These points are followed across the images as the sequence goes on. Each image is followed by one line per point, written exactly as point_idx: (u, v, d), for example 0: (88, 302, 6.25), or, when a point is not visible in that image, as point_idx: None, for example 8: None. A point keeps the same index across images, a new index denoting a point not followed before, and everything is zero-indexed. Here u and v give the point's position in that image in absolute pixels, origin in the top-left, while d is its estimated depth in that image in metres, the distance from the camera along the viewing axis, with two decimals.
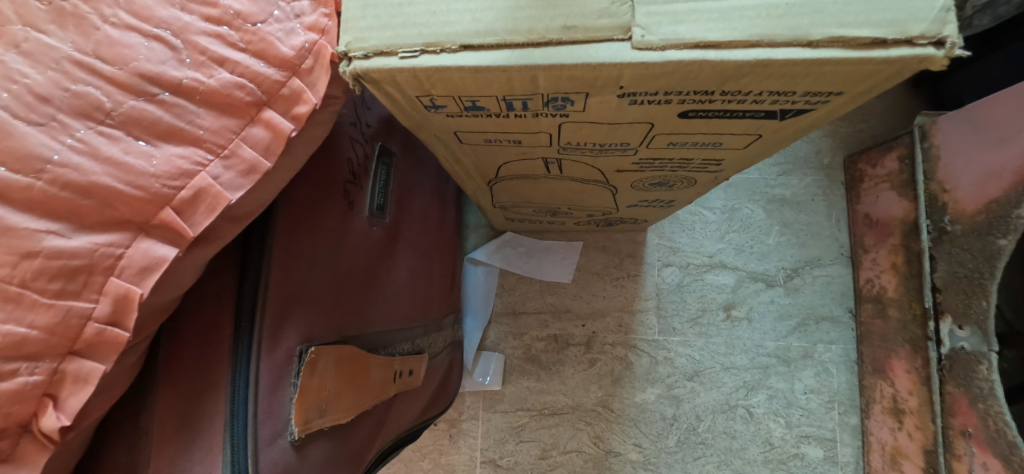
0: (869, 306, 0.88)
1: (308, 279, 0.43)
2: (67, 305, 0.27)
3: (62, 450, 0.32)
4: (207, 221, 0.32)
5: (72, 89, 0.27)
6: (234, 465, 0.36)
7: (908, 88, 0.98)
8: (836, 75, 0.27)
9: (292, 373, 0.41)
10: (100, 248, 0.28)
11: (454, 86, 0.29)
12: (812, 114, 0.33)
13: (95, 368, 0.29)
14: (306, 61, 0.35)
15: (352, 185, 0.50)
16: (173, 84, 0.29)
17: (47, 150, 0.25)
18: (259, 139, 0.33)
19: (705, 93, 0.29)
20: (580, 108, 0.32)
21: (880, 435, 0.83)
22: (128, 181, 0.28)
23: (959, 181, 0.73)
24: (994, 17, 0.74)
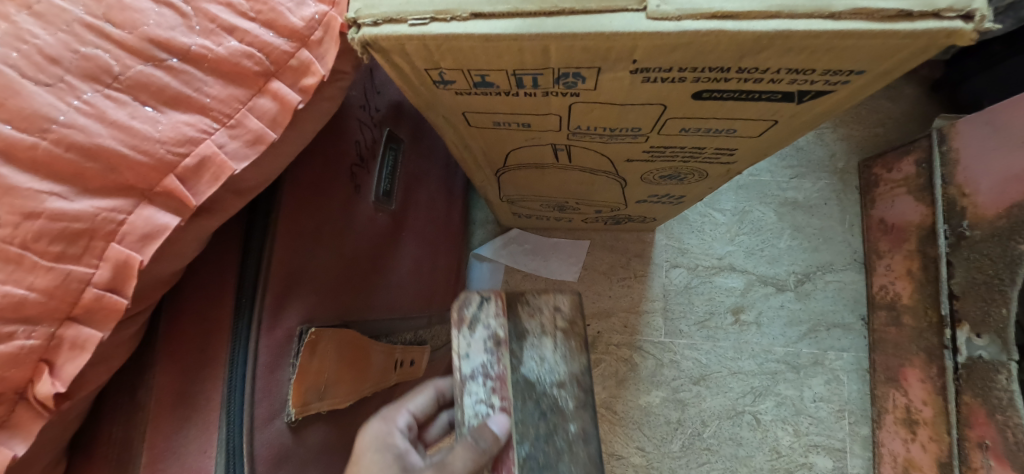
0: (882, 314, 0.86)
1: (311, 260, 0.43)
2: (66, 269, 0.27)
3: (58, 420, 0.32)
4: (211, 190, 0.31)
5: (82, 51, 0.27)
6: (230, 443, 0.35)
7: (925, 93, 0.96)
8: (859, 51, 0.26)
9: (292, 353, 0.40)
10: (101, 213, 0.28)
11: (463, 58, 0.29)
12: (832, 97, 0.32)
13: (92, 335, 0.29)
14: (315, 33, 0.34)
15: (358, 168, 0.50)
16: (181, 50, 0.29)
17: (54, 111, 0.26)
18: (266, 110, 0.33)
19: (721, 70, 0.28)
20: (591, 85, 0.32)
21: (892, 446, 0.81)
22: (133, 146, 0.28)
23: (979, 185, 0.72)
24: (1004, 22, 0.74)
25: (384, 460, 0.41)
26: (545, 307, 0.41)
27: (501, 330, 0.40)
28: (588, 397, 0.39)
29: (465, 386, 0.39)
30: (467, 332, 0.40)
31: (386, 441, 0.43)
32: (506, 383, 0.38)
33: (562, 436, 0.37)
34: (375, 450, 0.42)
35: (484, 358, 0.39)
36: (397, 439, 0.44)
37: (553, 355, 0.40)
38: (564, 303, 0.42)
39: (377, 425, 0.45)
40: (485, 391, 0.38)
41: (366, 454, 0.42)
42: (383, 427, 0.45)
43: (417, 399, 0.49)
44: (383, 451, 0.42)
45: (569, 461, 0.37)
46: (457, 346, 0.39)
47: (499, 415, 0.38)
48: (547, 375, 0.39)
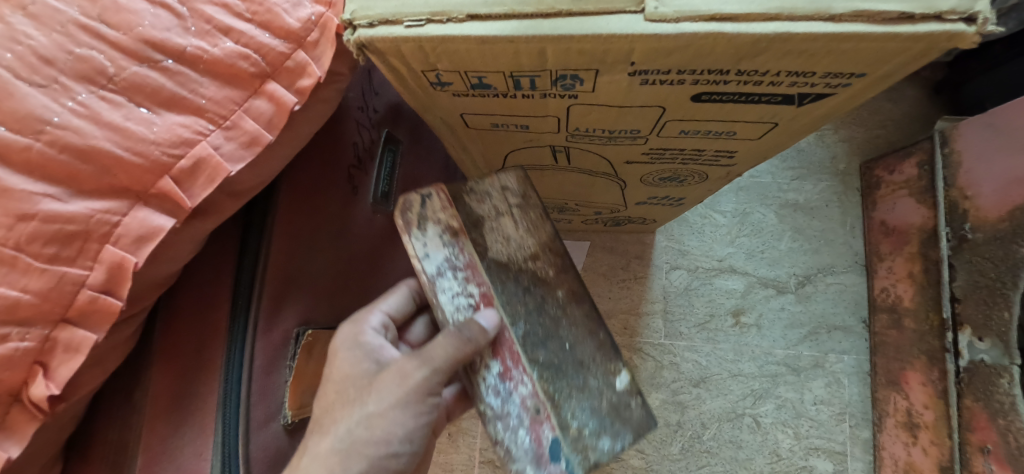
0: (884, 316, 0.85)
1: (308, 261, 0.43)
2: (61, 271, 0.27)
3: (52, 423, 0.32)
4: (206, 193, 0.31)
5: (76, 52, 0.27)
6: (225, 447, 0.35)
7: (927, 95, 0.96)
8: (860, 53, 0.25)
9: (288, 356, 0.40)
10: (96, 215, 0.27)
11: (460, 59, 0.28)
12: (833, 99, 0.32)
13: (86, 337, 0.29)
14: (311, 34, 0.33)
15: (357, 169, 0.49)
16: (177, 51, 0.29)
17: (48, 112, 0.26)
18: (261, 111, 0.33)
19: (721, 72, 0.28)
20: (590, 88, 0.31)
21: (894, 449, 0.80)
22: (127, 147, 0.27)
23: (982, 187, 0.71)
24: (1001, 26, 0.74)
25: (357, 356, 0.40)
26: (489, 193, 0.43)
27: (452, 221, 0.41)
28: (562, 260, 0.44)
29: (434, 285, 0.39)
30: (417, 234, 0.40)
31: (359, 339, 0.41)
32: (477, 267, 0.40)
33: (549, 299, 0.42)
34: (346, 350, 0.41)
35: (445, 253, 0.40)
36: (369, 335, 0.42)
37: (514, 233, 0.43)
38: (510, 180, 0.44)
39: (347, 328, 0.42)
40: (458, 283, 0.40)
41: (337, 354, 0.41)
42: (353, 329, 0.42)
43: (390, 298, 0.46)
44: (357, 348, 0.41)
45: (567, 319, 0.42)
46: (412, 249, 0.40)
47: (481, 299, 0.40)
48: (517, 252, 0.43)
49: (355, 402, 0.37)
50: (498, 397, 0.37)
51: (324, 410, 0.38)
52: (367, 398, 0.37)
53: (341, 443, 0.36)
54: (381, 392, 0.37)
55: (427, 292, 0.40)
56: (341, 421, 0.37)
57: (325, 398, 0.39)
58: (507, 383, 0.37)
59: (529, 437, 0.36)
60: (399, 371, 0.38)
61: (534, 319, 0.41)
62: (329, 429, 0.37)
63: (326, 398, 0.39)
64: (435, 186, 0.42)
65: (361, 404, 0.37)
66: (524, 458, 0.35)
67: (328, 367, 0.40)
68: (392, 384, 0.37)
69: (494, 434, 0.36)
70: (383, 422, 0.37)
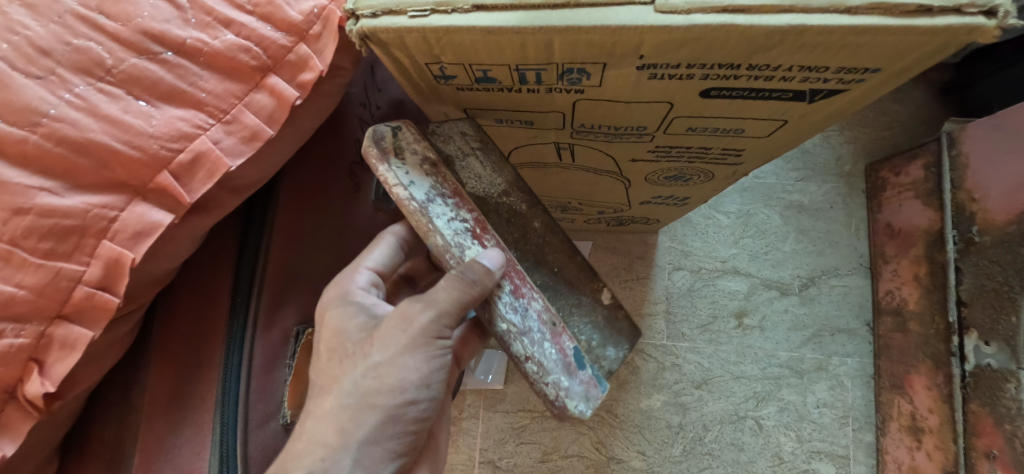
0: (889, 319, 0.85)
1: (308, 258, 0.42)
2: (57, 267, 0.26)
3: (49, 420, 0.31)
4: (206, 188, 0.30)
5: (74, 43, 0.26)
6: (223, 445, 0.34)
7: (933, 97, 0.95)
8: (875, 48, 0.25)
9: (287, 354, 0.40)
10: (93, 209, 0.27)
11: (464, 51, 0.28)
12: (845, 96, 0.31)
13: (83, 334, 0.28)
14: (314, 27, 0.33)
15: (359, 166, 0.48)
16: (176, 43, 0.28)
17: (44, 104, 0.25)
18: (263, 106, 0.32)
19: (732, 66, 0.27)
20: (597, 82, 0.31)
21: (897, 454, 0.79)
22: (126, 141, 0.27)
23: (989, 190, 0.70)
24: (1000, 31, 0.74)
25: (349, 309, 0.37)
26: (450, 134, 0.39)
27: (428, 152, 0.37)
28: (531, 194, 0.41)
29: (426, 212, 0.35)
30: (395, 163, 0.35)
31: (349, 295, 0.38)
32: (463, 194, 0.37)
33: (530, 228, 0.40)
34: (334, 306, 0.37)
35: (428, 181, 0.36)
36: (357, 287, 0.39)
37: (483, 171, 0.40)
38: (467, 125, 0.40)
39: (333, 288, 0.39)
40: (449, 208, 0.35)
41: (327, 310, 0.37)
42: (341, 287, 0.38)
43: (376, 250, 0.41)
44: (348, 303, 0.37)
45: (550, 247, 0.41)
46: (394, 178, 0.35)
47: (476, 224, 0.36)
48: (489, 190, 0.40)
49: (359, 354, 0.34)
50: (517, 312, 0.34)
51: (325, 367, 0.35)
52: (370, 347, 0.34)
53: (348, 398, 0.33)
54: (385, 340, 0.34)
55: (416, 222, 0.35)
56: (345, 375, 0.34)
57: (322, 358, 0.36)
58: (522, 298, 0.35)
59: (554, 348, 0.33)
60: (402, 315, 0.34)
61: (518, 248, 0.39)
62: (335, 385, 0.34)
63: (324, 357, 0.36)
64: (404, 120, 0.37)
65: (365, 354, 0.34)
66: (555, 369, 0.33)
67: (318, 326, 0.37)
68: (396, 331, 0.34)
69: (520, 352, 0.33)
70: (393, 370, 0.33)
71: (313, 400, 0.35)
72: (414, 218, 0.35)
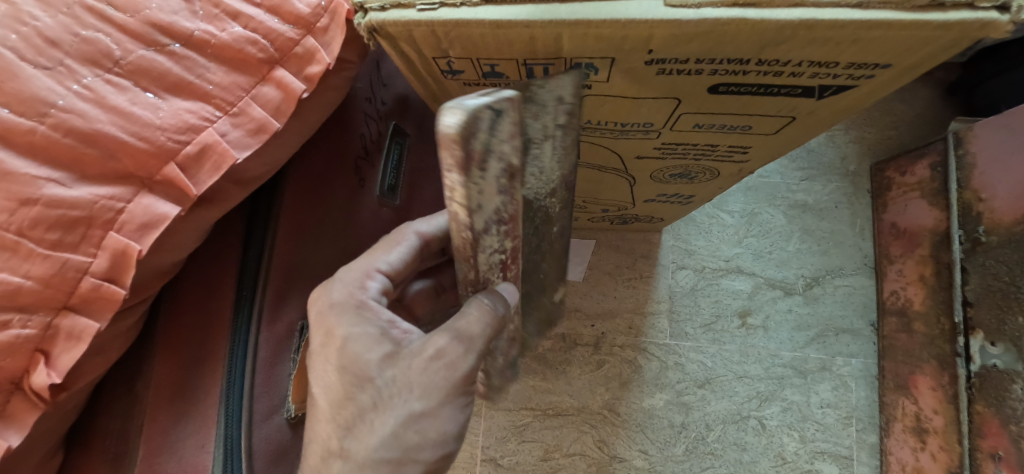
0: (893, 320, 0.84)
1: (313, 253, 0.42)
2: (63, 258, 0.26)
3: (54, 411, 0.31)
4: (212, 180, 0.30)
5: (82, 34, 0.26)
6: (228, 438, 0.35)
7: (939, 96, 0.94)
8: (887, 43, 0.24)
9: (292, 348, 0.40)
10: (100, 200, 0.27)
11: (473, 45, 0.28)
12: (855, 92, 0.31)
13: (89, 325, 0.28)
14: (321, 19, 0.33)
15: (363, 161, 0.48)
16: (184, 35, 0.28)
17: (53, 95, 0.25)
18: (269, 98, 0.32)
19: (741, 62, 0.27)
20: (604, 77, 0.31)
21: (901, 454, 0.79)
22: (133, 132, 0.27)
23: (996, 190, 0.70)
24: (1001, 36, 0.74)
25: (367, 332, 0.35)
26: (546, 104, 0.29)
27: (513, 158, 0.26)
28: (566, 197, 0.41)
29: (477, 245, 0.28)
30: (479, 179, 0.24)
31: (363, 309, 0.36)
32: (517, 219, 0.30)
33: (547, 234, 0.41)
34: (350, 326, 0.35)
35: (498, 202, 0.27)
36: (370, 301, 0.37)
37: (549, 164, 0.33)
38: (571, 89, 0.30)
39: (342, 294, 0.36)
40: (500, 240, 0.30)
41: (339, 330, 0.35)
42: (352, 298, 0.36)
43: (394, 251, 0.39)
44: (366, 323, 0.36)
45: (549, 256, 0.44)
46: (465, 197, 0.24)
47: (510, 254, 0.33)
48: (540, 190, 0.35)
49: (397, 398, 0.34)
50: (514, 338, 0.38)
51: (352, 407, 0.34)
52: (410, 394, 0.34)
53: (388, 448, 0.33)
54: (427, 385, 0.34)
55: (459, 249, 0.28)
56: (381, 422, 0.34)
57: (342, 394, 0.34)
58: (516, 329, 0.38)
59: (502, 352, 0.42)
60: (442, 360, 0.34)
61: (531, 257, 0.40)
62: (369, 434, 0.34)
63: (344, 391, 0.34)
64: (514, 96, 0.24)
65: (402, 400, 0.34)
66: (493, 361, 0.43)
67: (331, 343, 0.35)
68: (436, 374, 0.34)
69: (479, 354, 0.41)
70: (435, 422, 0.34)
71: (341, 445, 0.34)
72: (464, 245, 0.27)
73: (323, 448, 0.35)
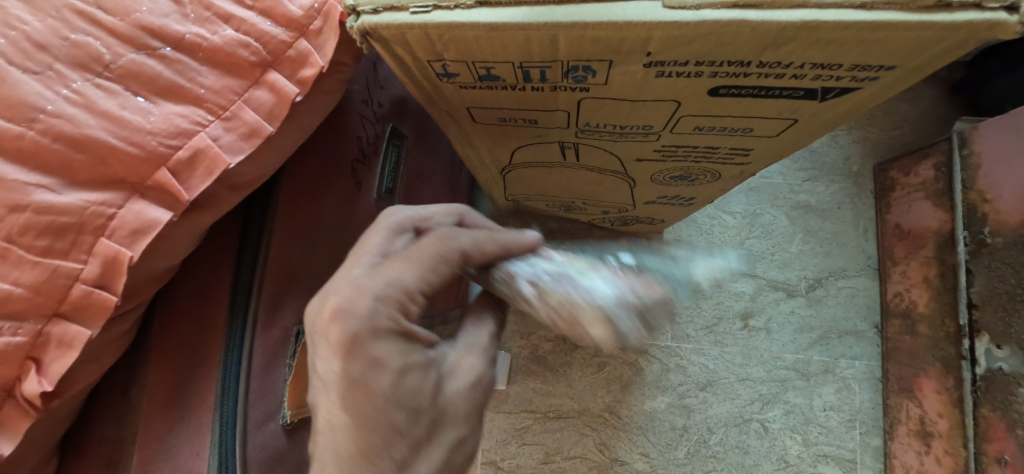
0: (897, 322, 0.83)
1: (308, 257, 0.41)
2: (54, 265, 0.26)
3: (48, 418, 0.31)
4: (205, 185, 0.30)
5: (71, 38, 0.26)
6: (222, 445, 0.34)
7: (944, 96, 0.94)
8: (891, 45, 0.24)
9: (288, 353, 0.39)
10: (91, 206, 0.27)
11: (468, 48, 0.27)
12: (858, 94, 0.30)
13: (80, 332, 0.28)
14: (315, 22, 0.32)
15: (360, 164, 0.47)
16: (175, 38, 0.28)
17: (41, 100, 0.25)
18: (262, 102, 0.31)
19: (741, 64, 0.27)
20: (602, 80, 0.30)
21: (905, 458, 0.78)
22: (124, 137, 0.27)
23: (1002, 191, 0.69)
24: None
25: (416, 361, 0.29)
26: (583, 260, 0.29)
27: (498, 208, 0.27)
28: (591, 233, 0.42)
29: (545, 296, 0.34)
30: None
31: (410, 336, 0.29)
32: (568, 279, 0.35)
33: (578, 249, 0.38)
34: (403, 358, 0.29)
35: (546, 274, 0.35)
36: (411, 323, 0.30)
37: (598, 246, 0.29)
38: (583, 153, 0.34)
39: (389, 322, 0.28)
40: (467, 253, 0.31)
41: (387, 364, 0.28)
42: (399, 324, 0.28)
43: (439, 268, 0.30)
44: (410, 353, 0.29)
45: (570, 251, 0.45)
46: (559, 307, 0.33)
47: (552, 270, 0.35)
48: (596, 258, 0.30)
49: (446, 425, 0.31)
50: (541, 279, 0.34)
51: (399, 442, 0.29)
52: (458, 422, 0.31)
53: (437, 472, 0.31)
54: (466, 409, 0.32)
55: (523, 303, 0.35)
56: (433, 451, 0.30)
57: (391, 429, 0.28)
58: (548, 260, 0.36)
59: None
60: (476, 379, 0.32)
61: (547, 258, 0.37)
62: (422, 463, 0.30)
63: (395, 426, 0.28)
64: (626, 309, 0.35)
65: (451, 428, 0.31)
66: None
67: (377, 383, 0.27)
68: (473, 395, 0.32)
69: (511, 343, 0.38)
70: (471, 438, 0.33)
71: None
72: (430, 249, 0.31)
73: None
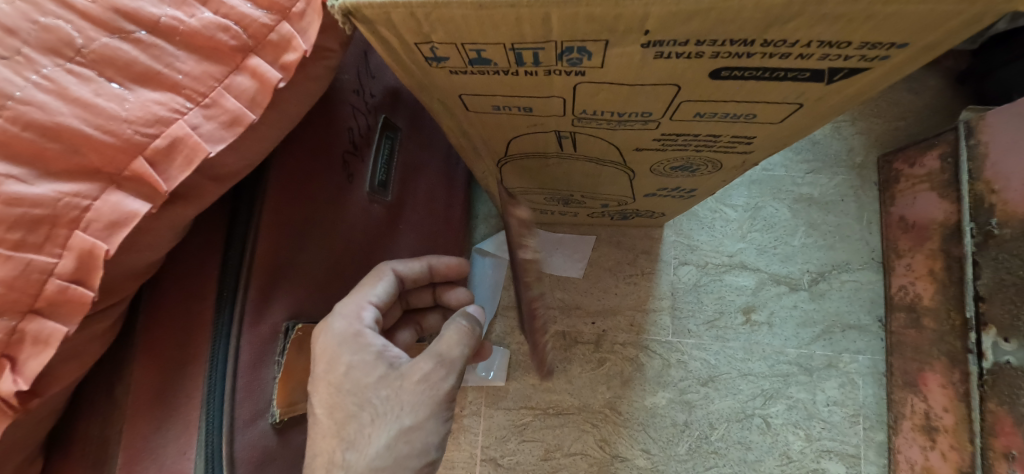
0: (901, 315, 0.82)
1: (300, 251, 0.40)
2: (26, 259, 0.25)
3: (28, 419, 0.30)
4: (184, 176, 0.29)
5: (41, 21, 0.25)
6: (209, 446, 0.33)
7: (948, 86, 0.92)
8: (904, 19, 0.22)
9: (277, 350, 0.38)
10: (64, 198, 0.25)
11: (456, 29, 0.26)
12: (866, 75, 0.29)
13: (56, 330, 0.27)
14: (297, 4, 0.30)
15: (352, 155, 0.46)
16: (150, 22, 0.27)
17: (10, 86, 0.24)
18: (244, 89, 0.30)
19: (743, 43, 0.25)
20: (598, 62, 0.29)
21: (910, 453, 0.77)
22: (98, 125, 0.25)
23: (1010, 181, 0.68)
24: (1013, 22, 0.72)
25: (365, 358, 0.37)
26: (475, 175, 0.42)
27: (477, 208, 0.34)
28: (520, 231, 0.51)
29: None
30: None
31: (358, 337, 0.38)
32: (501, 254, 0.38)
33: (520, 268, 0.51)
34: (352, 353, 0.37)
35: None
36: (365, 330, 0.39)
37: None
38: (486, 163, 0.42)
39: (342, 325, 0.38)
40: None
41: (340, 357, 0.37)
42: (349, 327, 0.38)
43: (379, 286, 0.43)
44: (359, 351, 0.37)
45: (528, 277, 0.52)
46: None
47: None
48: None
49: (388, 415, 0.35)
50: None
51: (351, 425, 0.35)
52: (402, 411, 0.35)
53: (384, 459, 0.34)
54: (415, 404, 0.35)
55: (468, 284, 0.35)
56: (378, 435, 0.35)
57: (342, 412, 0.35)
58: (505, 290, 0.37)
59: None
60: (428, 380, 0.36)
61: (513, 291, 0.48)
62: (367, 446, 0.34)
63: (343, 410, 0.35)
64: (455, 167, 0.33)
65: (394, 417, 0.35)
66: None
67: (328, 370, 0.37)
68: (422, 394, 0.36)
69: None
70: (422, 434, 0.35)
71: (343, 457, 0.34)
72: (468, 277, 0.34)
73: (323, 462, 0.35)
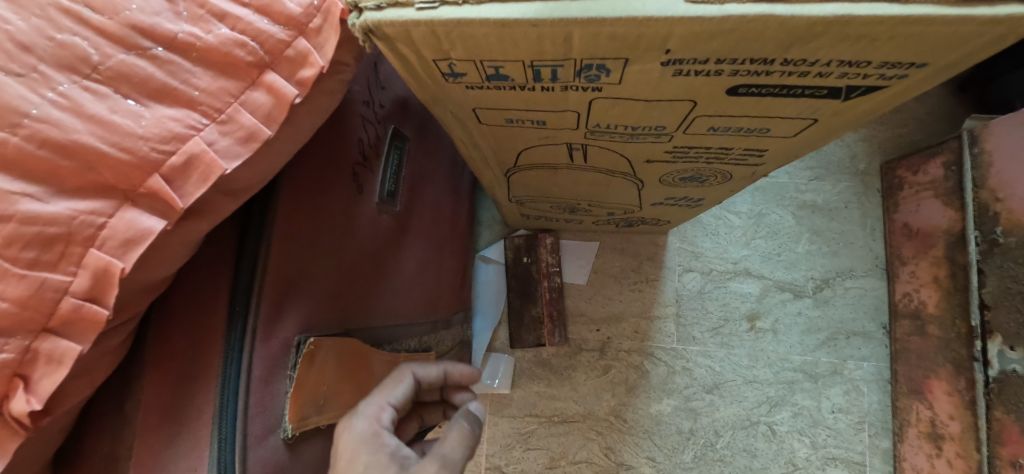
0: (906, 323, 0.82)
1: (310, 265, 0.40)
2: (41, 277, 0.24)
3: (38, 436, 0.30)
4: (199, 192, 0.28)
5: (57, 37, 0.24)
6: (221, 463, 0.33)
7: (951, 94, 0.92)
8: (927, 40, 0.22)
9: (289, 365, 0.38)
10: (79, 216, 0.25)
11: (476, 46, 0.26)
12: (883, 92, 0.29)
13: (70, 348, 0.26)
14: (314, 20, 0.31)
15: (362, 167, 0.46)
16: (167, 38, 0.26)
17: (25, 104, 0.23)
18: (260, 104, 0.30)
19: (764, 62, 0.25)
20: (616, 79, 0.29)
21: (915, 460, 0.77)
22: (113, 142, 0.25)
23: (1015, 189, 0.68)
24: None
25: (380, 459, 0.36)
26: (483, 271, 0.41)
27: None
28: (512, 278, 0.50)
29: None
30: None
31: (376, 438, 0.37)
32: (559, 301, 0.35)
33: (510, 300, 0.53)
34: (369, 453, 0.36)
35: None
36: (383, 430, 0.38)
37: None
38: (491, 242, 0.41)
39: (363, 425, 0.37)
40: None
41: (359, 457, 0.36)
42: (369, 428, 0.37)
43: (399, 387, 0.42)
44: (376, 451, 0.36)
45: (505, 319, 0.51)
46: None
47: None
48: None
49: None
50: None
51: None
52: None
53: None
54: None
55: None
56: None
57: None
58: None
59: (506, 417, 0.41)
60: None
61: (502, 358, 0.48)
62: None
63: None
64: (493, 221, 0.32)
65: None
66: None
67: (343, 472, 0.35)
68: None
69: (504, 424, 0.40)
70: None
71: None
72: None
73: None
